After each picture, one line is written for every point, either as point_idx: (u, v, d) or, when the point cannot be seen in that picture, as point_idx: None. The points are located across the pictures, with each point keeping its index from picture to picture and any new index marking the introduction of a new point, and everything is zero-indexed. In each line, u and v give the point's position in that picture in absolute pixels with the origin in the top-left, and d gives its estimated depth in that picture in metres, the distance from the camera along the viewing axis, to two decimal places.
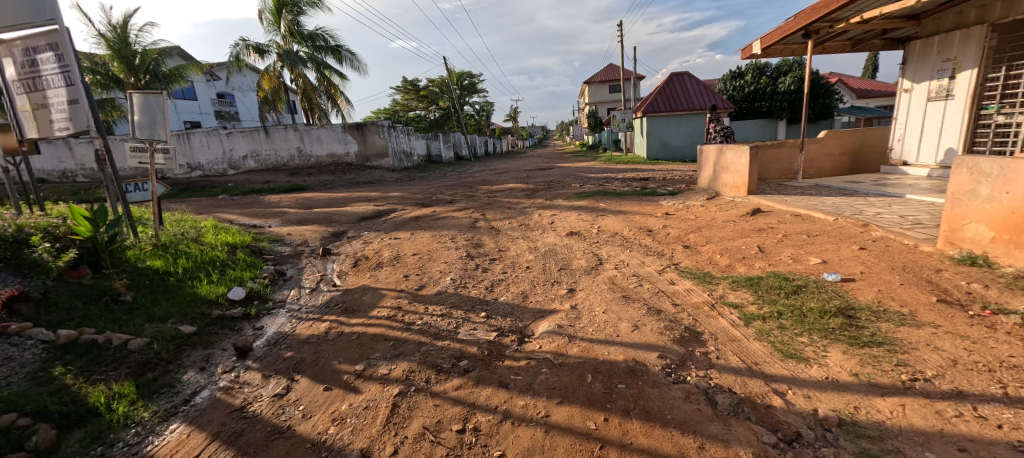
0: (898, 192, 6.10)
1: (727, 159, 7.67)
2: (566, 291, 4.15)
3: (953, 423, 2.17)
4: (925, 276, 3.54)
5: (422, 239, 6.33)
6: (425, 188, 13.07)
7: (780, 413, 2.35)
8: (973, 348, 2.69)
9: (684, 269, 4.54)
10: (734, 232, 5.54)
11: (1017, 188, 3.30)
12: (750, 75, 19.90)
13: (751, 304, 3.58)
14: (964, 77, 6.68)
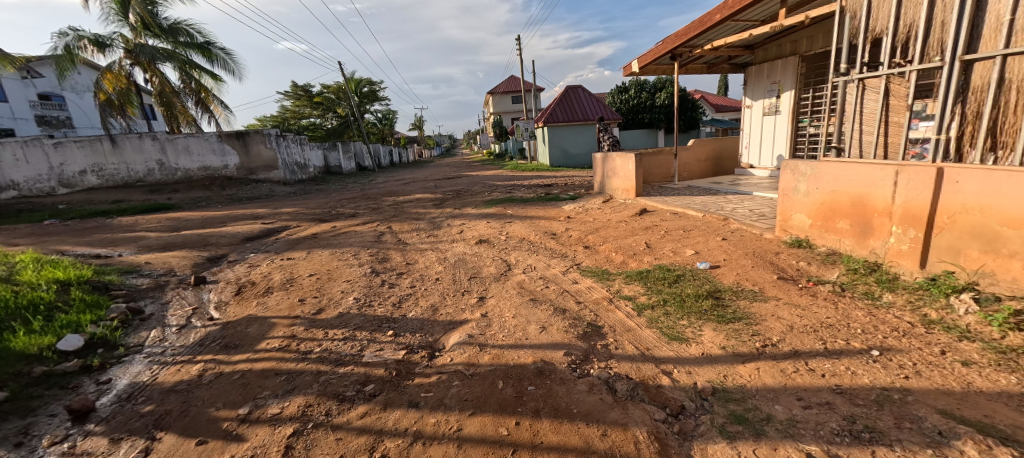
0: (748, 190, 7.26)
1: (617, 165, 8.41)
2: (477, 300, 4.30)
3: (794, 378, 2.70)
4: (769, 258, 4.31)
5: (319, 258, 6.06)
6: (323, 202, 12.36)
7: (668, 391, 2.72)
8: (804, 313, 3.36)
9: (586, 268, 4.96)
10: (626, 230, 6.16)
11: (823, 184, 4.17)
12: (633, 89, 22.07)
13: (642, 295, 4.04)
14: (786, 97, 8.11)
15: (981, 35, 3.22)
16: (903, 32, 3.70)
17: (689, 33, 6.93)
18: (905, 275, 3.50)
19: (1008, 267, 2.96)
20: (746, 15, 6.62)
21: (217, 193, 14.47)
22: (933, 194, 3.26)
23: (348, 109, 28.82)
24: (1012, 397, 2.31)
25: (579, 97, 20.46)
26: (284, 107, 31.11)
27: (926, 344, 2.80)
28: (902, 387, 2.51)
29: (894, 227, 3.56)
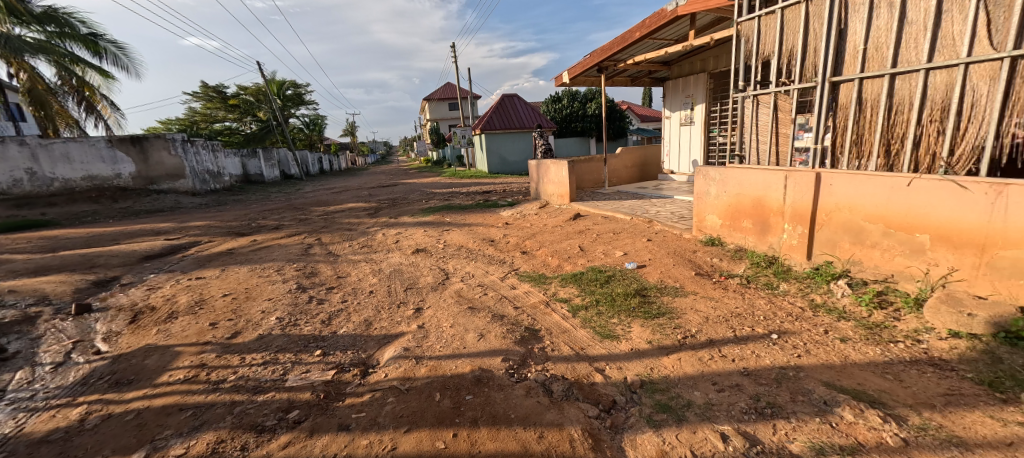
0: (669, 193, 7.89)
1: (552, 173, 8.74)
2: (413, 312, 4.26)
3: (710, 364, 2.98)
4: (687, 256, 4.73)
5: (235, 276, 5.67)
6: (239, 215, 11.46)
7: (600, 387, 2.87)
8: (717, 305, 3.73)
9: (524, 273, 5.12)
10: (561, 234, 6.45)
11: (729, 188, 4.62)
12: (566, 99, 22.95)
13: (576, 297, 4.26)
14: (698, 109, 8.88)
15: (844, 59, 3.77)
16: (785, 56, 4.26)
17: (613, 47, 7.45)
18: (796, 266, 4.02)
19: (871, 255, 3.51)
20: (662, 34, 7.24)
21: (105, 204, 12.61)
22: (814, 196, 3.78)
23: (269, 112, 26.94)
24: (877, 365, 2.72)
25: (516, 106, 20.90)
26: (190, 108, 28.43)
27: (813, 325, 3.23)
28: (795, 365, 2.86)
29: (786, 224, 4.06)
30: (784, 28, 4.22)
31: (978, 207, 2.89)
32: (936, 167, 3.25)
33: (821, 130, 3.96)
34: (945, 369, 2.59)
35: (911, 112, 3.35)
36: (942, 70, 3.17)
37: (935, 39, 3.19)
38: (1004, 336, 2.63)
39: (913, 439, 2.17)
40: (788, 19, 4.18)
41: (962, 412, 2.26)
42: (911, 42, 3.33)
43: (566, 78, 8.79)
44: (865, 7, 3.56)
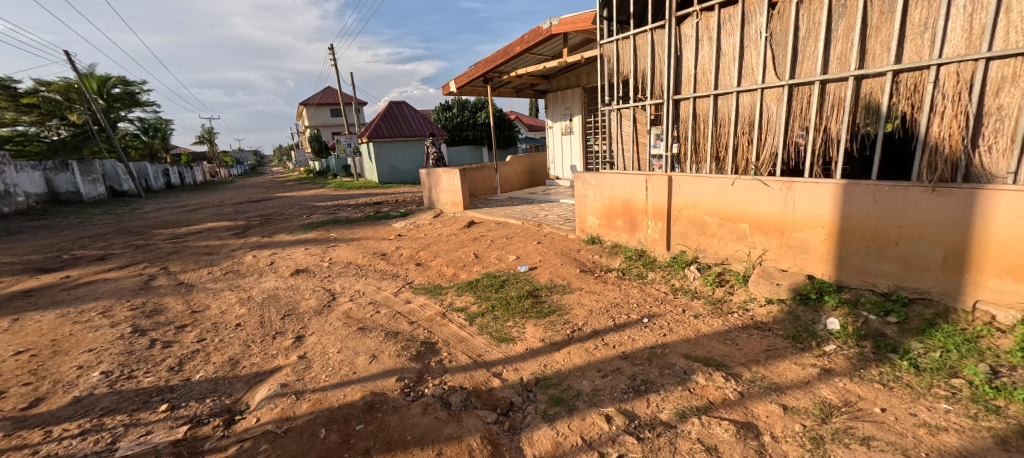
0: (556, 197, 8.52)
1: (444, 181, 8.84)
2: (293, 341, 3.84)
3: (594, 353, 3.25)
4: (572, 255, 5.19)
5: (39, 324, 4.52)
6: (51, 243, 9.34)
7: (497, 392, 2.90)
8: (599, 297, 4.14)
9: (418, 286, 5.06)
10: (456, 243, 6.53)
11: (602, 190, 5.11)
12: (455, 108, 23.20)
13: (473, 305, 4.32)
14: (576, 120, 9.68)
15: (681, 81, 4.38)
16: (639, 76, 4.79)
17: (496, 59, 7.84)
18: (659, 257, 4.64)
19: (711, 243, 4.20)
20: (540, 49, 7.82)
21: None
22: (668, 194, 4.42)
23: (86, 113, 21.34)
24: (720, 334, 3.28)
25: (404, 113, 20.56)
26: None
27: (674, 306, 3.78)
28: (662, 343, 3.27)
29: (649, 221, 4.66)
30: (636, 51, 4.75)
31: (778, 200, 3.63)
32: (749, 170, 3.92)
33: (669, 140, 4.53)
34: (765, 331, 3.22)
35: (730, 127, 4.02)
36: (747, 93, 3.84)
37: (740, 71, 3.88)
38: (799, 298, 3.37)
39: (746, 392, 2.63)
40: (638, 45, 4.71)
41: (778, 364, 2.83)
42: (726, 71, 4.00)
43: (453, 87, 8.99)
44: (693, 38, 4.18)
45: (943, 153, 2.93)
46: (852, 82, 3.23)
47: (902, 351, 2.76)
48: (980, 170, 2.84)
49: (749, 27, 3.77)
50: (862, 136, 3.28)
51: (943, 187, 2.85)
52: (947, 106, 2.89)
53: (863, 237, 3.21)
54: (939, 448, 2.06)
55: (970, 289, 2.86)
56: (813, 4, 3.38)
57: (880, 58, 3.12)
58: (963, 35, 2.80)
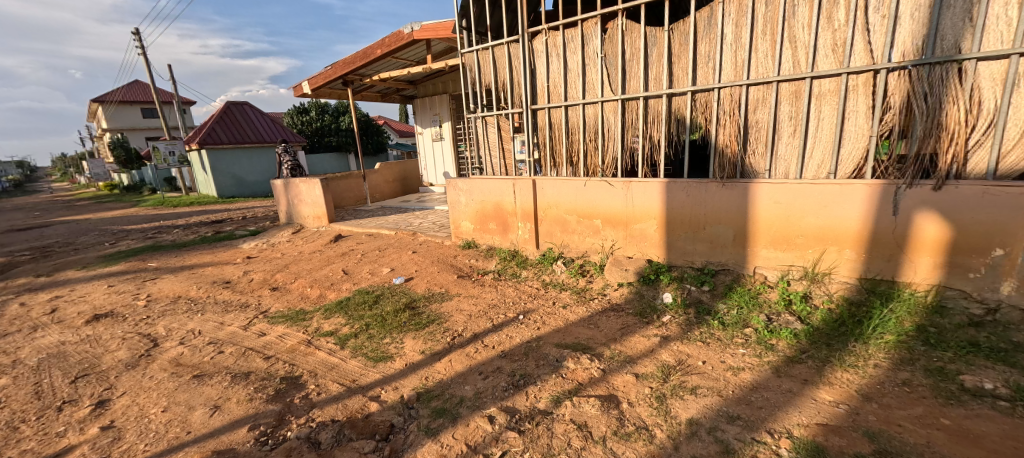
0: (430, 204, 8.58)
1: (303, 191, 8.19)
2: (93, 407, 3.06)
3: (474, 357, 3.32)
4: (448, 261, 5.28)
5: None
6: None
7: (375, 417, 2.74)
8: (477, 301, 4.27)
9: (274, 315, 4.50)
10: (320, 262, 6.11)
11: (474, 196, 5.32)
12: (314, 112, 21.63)
13: (343, 327, 4.05)
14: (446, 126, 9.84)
15: (537, 92, 4.77)
16: (499, 86, 5.06)
17: (355, 62, 7.52)
18: (531, 256, 5.01)
19: (572, 239, 4.68)
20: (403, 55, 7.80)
21: None
22: (533, 197, 4.80)
23: None
24: (584, 320, 3.67)
25: (247, 115, 18.49)
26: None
27: (546, 300, 4.11)
28: (537, 337, 3.50)
29: (519, 222, 5.01)
30: (495, 62, 5.00)
31: (621, 197, 4.22)
32: (597, 172, 4.47)
33: (530, 147, 4.88)
34: (619, 311, 3.72)
35: (579, 135, 4.54)
36: (591, 105, 4.38)
37: (584, 85, 4.40)
38: (643, 280, 3.98)
39: (608, 369, 2.96)
40: (497, 56, 4.97)
41: (631, 337, 3.30)
42: (572, 84, 4.49)
43: (306, 89, 8.38)
44: (543, 53, 4.58)
45: (727, 155, 3.74)
46: (665, 98, 3.92)
47: (714, 313, 3.45)
48: (749, 169, 3.67)
49: (588, 47, 4.29)
50: (675, 142, 4.00)
51: (728, 182, 3.64)
52: (727, 119, 3.68)
53: (682, 225, 3.93)
54: (739, 383, 2.65)
55: (752, 259, 3.68)
56: (633, 33, 4.00)
57: (682, 80, 3.85)
58: (732, 67, 3.59)
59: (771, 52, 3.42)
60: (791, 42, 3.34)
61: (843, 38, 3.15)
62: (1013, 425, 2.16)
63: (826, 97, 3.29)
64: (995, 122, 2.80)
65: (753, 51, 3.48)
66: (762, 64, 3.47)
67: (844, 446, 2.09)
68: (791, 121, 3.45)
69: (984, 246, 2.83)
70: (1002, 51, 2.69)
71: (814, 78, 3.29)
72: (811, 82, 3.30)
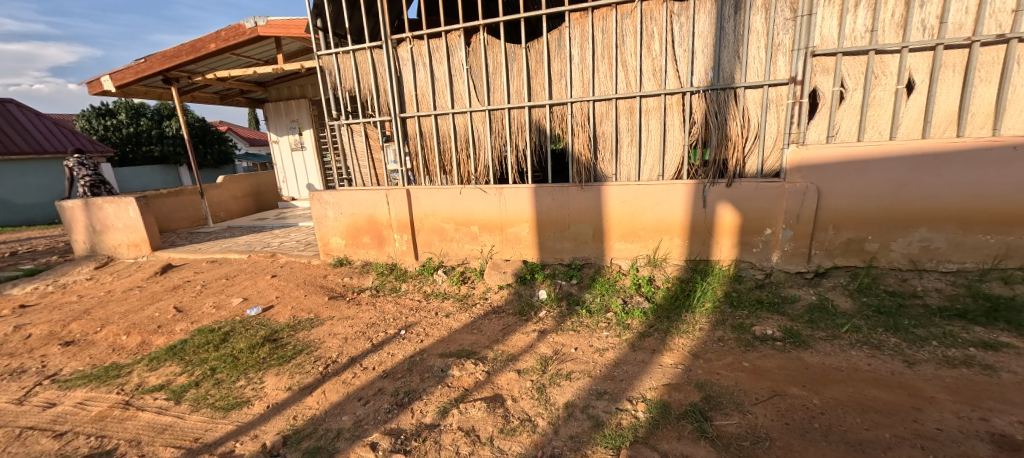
0: (293, 221, 7.91)
1: (110, 214, 6.74)
2: None
3: (351, 383, 3.02)
4: (318, 282, 4.85)
5: None
6: None
7: None
8: (353, 322, 3.87)
9: (69, 378, 3.38)
10: (140, 301, 4.84)
11: (345, 208, 5.08)
12: (122, 115, 17.13)
13: (178, 377, 3.24)
14: (307, 134, 9.25)
15: (405, 100, 4.72)
16: (363, 93, 4.86)
17: (183, 56, 6.58)
18: (411, 267, 4.97)
19: (452, 247, 4.79)
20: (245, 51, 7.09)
21: None
22: (409, 206, 4.79)
23: None
24: (467, 326, 3.72)
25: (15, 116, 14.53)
26: None
27: (428, 311, 4.05)
28: (420, 349, 3.36)
29: (395, 234, 4.93)
30: (357, 68, 4.80)
31: (494, 203, 4.47)
32: (471, 180, 4.65)
33: (402, 156, 4.84)
34: (500, 313, 3.91)
35: (451, 144, 4.66)
36: (460, 114, 4.54)
37: (452, 95, 4.52)
38: (520, 280, 4.25)
39: (492, 370, 3.02)
40: (359, 61, 4.78)
41: (512, 336, 3.48)
42: (441, 93, 4.58)
43: (111, 85, 6.98)
44: (409, 61, 4.57)
45: (582, 162, 4.21)
46: (527, 110, 4.26)
47: (582, 303, 3.85)
48: (600, 173, 4.20)
49: (453, 58, 4.43)
50: (539, 149, 4.37)
51: (585, 185, 4.11)
52: (579, 130, 4.17)
53: (550, 226, 4.32)
54: (604, 361, 3.02)
55: (608, 251, 4.21)
56: (494, 48, 4.27)
57: (540, 94, 4.24)
58: (580, 84, 4.09)
59: (609, 72, 3.98)
60: (623, 66, 3.93)
61: (660, 65, 3.82)
62: (785, 359, 2.85)
63: (651, 113, 3.93)
64: (759, 136, 3.67)
65: (595, 71, 4.01)
66: (602, 83, 4.02)
67: (682, 400, 2.53)
68: (628, 132, 4.03)
69: (762, 227, 3.71)
70: (760, 82, 3.57)
71: (641, 97, 3.91)
72: (640, 100, 3.92)
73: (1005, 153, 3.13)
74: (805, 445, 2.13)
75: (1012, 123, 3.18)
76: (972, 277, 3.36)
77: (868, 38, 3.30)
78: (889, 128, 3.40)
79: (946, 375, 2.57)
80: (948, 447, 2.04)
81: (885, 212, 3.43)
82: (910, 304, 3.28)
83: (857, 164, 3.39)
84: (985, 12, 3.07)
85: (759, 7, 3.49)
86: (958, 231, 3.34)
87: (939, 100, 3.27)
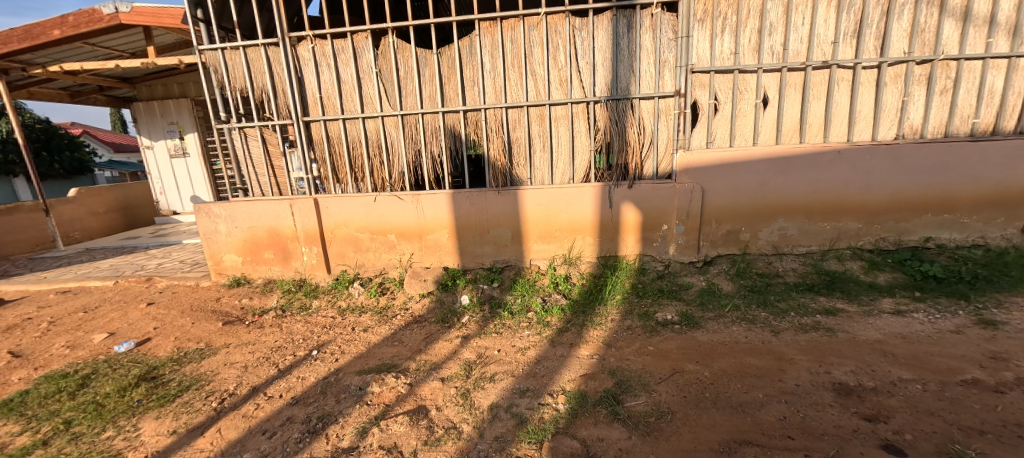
0: (175, 238, 6.85)
1: None
2: None
3: (253, 416, 2.73)
4: (209, 307, 4.29)
5: None
6: None
7: None
8: (254, 348, 3.51)
9: None
10: None
11: (241, 222, 4.61)
12: None
13: (20, 436, 2.65)
14: (190, 139, 8.06)
15: (309, 104, 4.43)
16: (258, 94, 4.44)
17: (12, 42, 5.51)
18: (321, 282, 4.67)
19: (367, 257, 4.60)
20: (103, 41, 6.18)
21: None
22: (317, 217, 4.50)
23: None
24: (388, 339, 3.59)
25: None
26: None
27: (343, 327, 3.82)
28: (335, 369, 3.16)
29: (303, 247, 4.59)
30: (250, 66, 4.37)
31: (411, 210, 4.40)
32: (385, 187, 4.52)
33: (308, 163, 4.51)
34: (422, 322, 3.82)
35: (363, 150, 4.47)
36: (371, 119, 4.38)
37: (361, 99, 4.34)
38: (442, 287, 4.22)
39: (415, 381, 2.95)
40: (252, 59, 4.35)
41: (436, 344, 3.43)
42: (348, 97, 4.37)
43: None
44: (311, 61, 4.29)
45: (498, 167, 4.32)
46: (440, 115, 4.26)
47: (504, 305, 3.94)
48: (516, 178, 4.34)
49: (361, 60, 4.26)
50: (455, 155, 4.40)
51: (502, 190, 4.24)
52: (494, 136, 4.27)
53: (470, 231, 4.37)
54: (527, 359, 3.12)
55: (527, 253, 4.38)
56: (405, 53, 4.20)
57: (453, 100, 4.27)
58: (492, 92, 4.19)
59: (520, 81, 4.14)
60: (532, 75, 4.11)
61: (566, 75, 4.06)
62: (682, 340, 3.19)
63: (560, 120, 4.18)
64: (654, 142, 4.08)
65: (506, 79, 4.14)
66: (514, 91, 4.17)
67: (598, 388, 2.71)
68: (540, 138, 4.23)
69: (660, 223, 4.13)
70: (651, 94, 3.98)
71: (550, 105, 4.13)
72: (549, 108, 4.14)
73: (833, 155, 3.87)
74: (699, 413, 2.40)
75: (837, 132, 3.93)
76: (817, 257, 4.08)
77: (733, 59, 3.86)
78: (752, 136, 4.00)
79: (802, 339, 3.07)
80: (804, 399, 2.44)
81: (753, 206, 4.04)
82: (775, 283, 3.89)
83: (730, 166, 3.96)
84: (815, 42, 3.77)
85: (647, 27, 3.90)
86: (806, 220, 4.04)
87: (786, 113, 3.92)
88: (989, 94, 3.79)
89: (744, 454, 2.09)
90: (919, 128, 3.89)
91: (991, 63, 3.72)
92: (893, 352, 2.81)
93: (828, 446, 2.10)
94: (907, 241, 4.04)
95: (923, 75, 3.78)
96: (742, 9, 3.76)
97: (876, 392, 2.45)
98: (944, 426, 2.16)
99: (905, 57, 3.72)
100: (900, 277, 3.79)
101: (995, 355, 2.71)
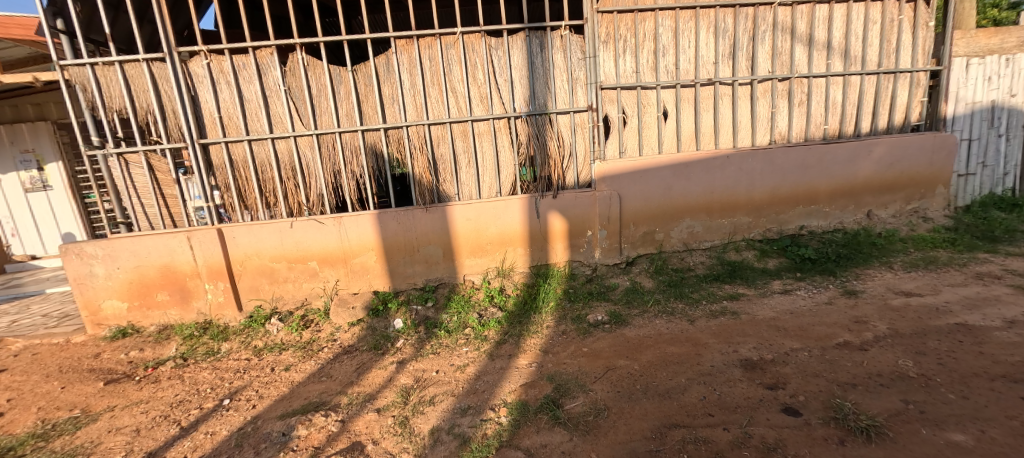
0: (35, 288, 5.67)
1: None
2: None
3: None
4: (86, 366, 3.62)
5: None
6: None
7: None
8: (147, 407, 3.04)
9: None
10: None
11: (123, 262, 3.99)
12: None
13: None
14: (53, 169, 6.60)
15: (205, 124, 4.00)
16: (141, 115, 3.91)
17: None
18: (231, 322, 4.19)
19: (286, 289, 4.25)
20: None
21: None
22: (221, 249, 4.06)
23: None
24: (314, 375, 3.32)
25: None
26: None
27: (261, 368, 3.46)
28: (253, 418, 2.84)
29: (206, 284, 4.10)
30: (129, 84, 3.84)
31: (332, 234, 4.15)
32: (302, 211, 4.22)
33: (208, 190, 4.06)
34: (352, 352, 3.60)
35: (273, 173, 4.14)
36: (281, 140, 4.07)
37: (268, 119, 4.03)
38: (372, 313, 4.01)
39: (347, 417, 2.75)
40: (131, 76, 3.83)
41: (368, 374, 3.25)
42: (253, 117, 4.03)
43: None
44: (207, 79, 3.90)
45: (424, 184, 4.26)
46: (359, 134, 4.09)
47: (440, 324, 3.85)
48: (443, 194, 4.31)
49: (266, 78, 3.97)
50: (379, 174, 4.25)
51: (431, 207, 4.20)
52: (418, 153, 4.20)
53: (398, 251, 4.24)
54: (466, 377, 3.08)
55: (460, 269, 4.37)
56: (316, 70, 3.99)
57: (373, 118, 4.13)
58: (413, 109, 4.14)
59: (440, 98, 4.14)
60: (453, 92, 4.14)
61: (486, 92, 4.15)
62: (613, 338, 3.38)
63: (483, 135, 4.23)
64: (573, 154, 4.32)
65: (427, 96, 4.12)
66: (435, 108, 4.15)
67: (537, 395, 2.76)
68: (464, 154, 4.26)
69: (584, 229, 4.37)
70: (567, 109, 4.21)
71: (473, 121, 4.18)
72: (472, 124, 4.18)
73: (723, 160, 4.40)
74: (632, 405, 2.55)
75: (724, 139, 4.48)
76: (719, 250, 4.58)
77: (635, 77, 4.26)
78: (657, 145, 4.41)
79: (713, 324, 3.41)
80: (718, 378, 2.70)
81: (662, 209, 4.43)
82: (687, 276, 4.29)
83: (639, 173, 4.31)
84: (700, 63, 4.29)
85: (558, 47, 4.13)
86: (706, 218, 4.53)
87: (683, 125, 4.39)
88: (833, 105, 4.59)
89: (673, 437, 2.25)
90: (785, 134, 4.58)
91: (832, 79, 4.50)
92: (784, 326, 3.25)
93: (740, 417, 2.34)
94: (787, 230, 4.70)
95: (784, 90, 4.46)
96: (639, 32, 4.18)
97: (774, 363, 2.79)
98: (827, 384, 2.53)
99: (769, 74, 4.37)
100: (784, 261, 4.40)
101: (857, 319, 3.24)
